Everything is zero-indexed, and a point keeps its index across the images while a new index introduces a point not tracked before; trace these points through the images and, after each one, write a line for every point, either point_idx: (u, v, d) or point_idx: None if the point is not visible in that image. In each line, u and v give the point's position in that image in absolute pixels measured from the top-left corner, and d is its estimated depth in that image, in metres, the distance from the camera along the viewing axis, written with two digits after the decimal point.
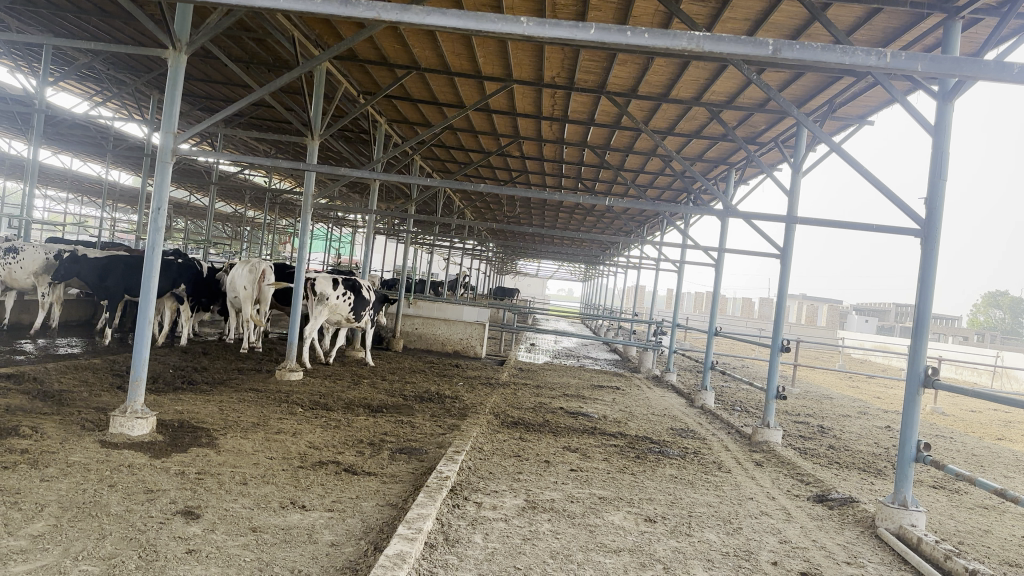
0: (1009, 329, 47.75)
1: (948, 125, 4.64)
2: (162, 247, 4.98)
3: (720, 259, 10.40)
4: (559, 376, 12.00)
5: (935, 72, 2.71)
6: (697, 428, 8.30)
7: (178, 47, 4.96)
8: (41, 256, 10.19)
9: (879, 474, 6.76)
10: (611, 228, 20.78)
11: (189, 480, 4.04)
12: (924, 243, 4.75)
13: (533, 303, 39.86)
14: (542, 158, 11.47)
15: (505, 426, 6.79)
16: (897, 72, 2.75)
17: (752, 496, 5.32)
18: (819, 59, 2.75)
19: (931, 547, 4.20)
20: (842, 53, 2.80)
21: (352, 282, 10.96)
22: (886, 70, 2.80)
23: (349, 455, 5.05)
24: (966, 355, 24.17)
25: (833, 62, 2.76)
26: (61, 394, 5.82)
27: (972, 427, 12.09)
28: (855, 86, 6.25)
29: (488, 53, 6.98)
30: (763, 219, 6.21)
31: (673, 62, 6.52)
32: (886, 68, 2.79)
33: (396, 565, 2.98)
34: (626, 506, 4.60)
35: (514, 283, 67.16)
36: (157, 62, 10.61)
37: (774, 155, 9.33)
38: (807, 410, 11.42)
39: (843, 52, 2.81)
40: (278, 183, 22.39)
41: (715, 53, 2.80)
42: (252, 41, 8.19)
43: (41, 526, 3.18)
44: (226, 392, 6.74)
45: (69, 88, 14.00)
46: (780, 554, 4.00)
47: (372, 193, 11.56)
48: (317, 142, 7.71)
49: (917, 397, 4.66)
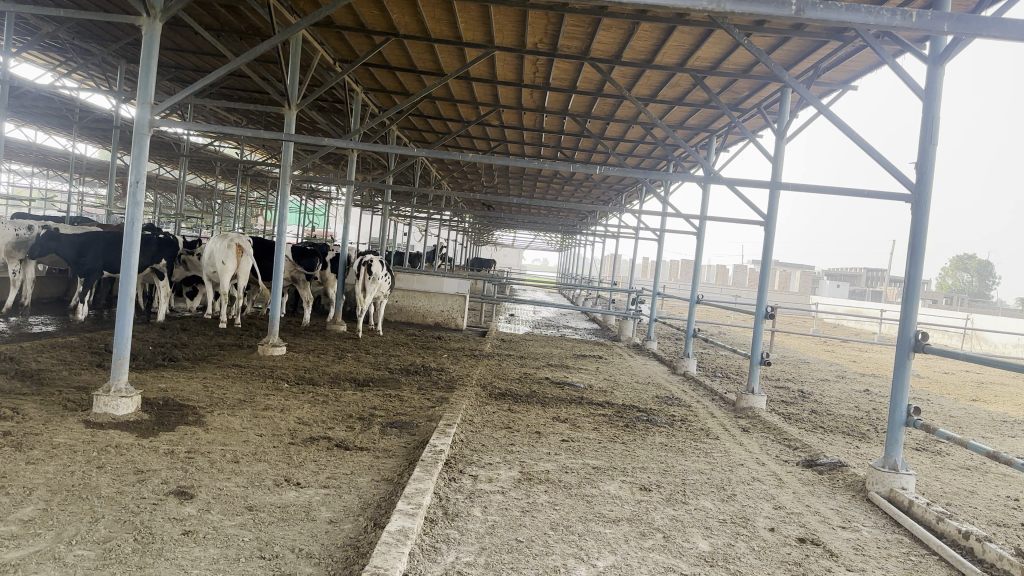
0: (975, 292, 48.66)
1: (938, 88, 4.62)
2: (143, 223, 4.83)
3: (702, 227, 10.39)
4: (541, 346, 12.02)
5: (960, 30, 3.03)
6: (681, 395, 8.37)
7: (151, 14, 4.75)
8: (10, 234, 9.96)
9: (863, 438, 6.85)
10: (589, 196, 20.70)
11: (179, 460, 3.96)
12: (914, 207, 4.75)
13: (510, 274, 39.95)
14: (522, 127, 11.35)
15: (492, 397, 6.77)
16: (925, 31, 3.03)
17: (743, 462, 5.36)
18: (844, 19, 2.98)
19: (922, 510, 4.25)
20: (867, 13, 3.01)
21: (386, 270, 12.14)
22: (913, 29, 3.07)
23: (340, 430, 4.99)
24: (937, 319, 24.55)
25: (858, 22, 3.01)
26: (41, 373, 5.69)
27: (947, 388, 12.32)
28: (842, 50, 6.21)
29: (470, 19, 6.83)
30: (750, 185, 6.17)
31: (658, 27, 6.44)
32: (912, 27, 3.06)
33: (400, 541, 2.95)
34: (621, 474, 4.61)
35: (489, 254, 66.94)
36: (125, 30, 10.31)
37: (758, 121, 9.32)
38: (787, 375, 11.55)
39: (869, 12, 3.01)
40: (250, 154, 21.98)
41: (736, 13, 2.94)
42: (224, 8, 7.94)
43: (31, 510, 3.09)
44: (209, 369, 6.64)
45: (32, 59, 13.58)
46: (776, 521, 4.01)
47: (352, 166, 11.23)
48: (296, 113, 7.53)
49: (906, 361, 4.69)
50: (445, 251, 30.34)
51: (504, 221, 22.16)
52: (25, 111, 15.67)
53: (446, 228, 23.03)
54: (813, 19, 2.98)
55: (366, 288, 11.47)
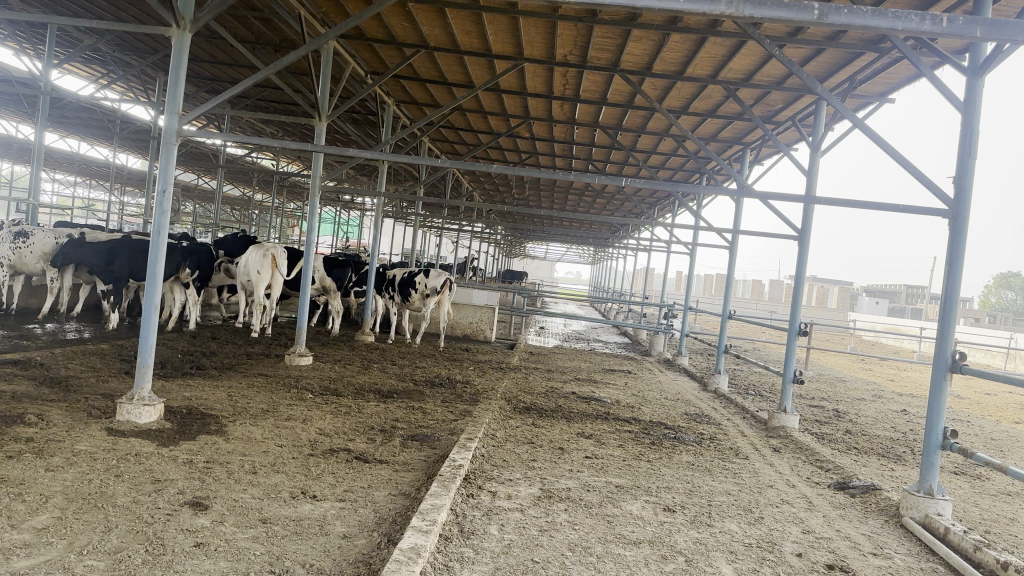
0: (1020, 311, 47.20)
1: (978, 101, 4.47)
2: (168, 232, 4.84)
3: (735, 241, 10.24)
4: (570, 360, 11.89)
5: (994, 36, 2.88)
6: (712, 412, 8.21)
7: (181, 25, 4.79)
8: (50, 241, 10.06)
9: (899, 460, 6.63)
10: (621, 209, 20.54)
11: (197, 469, 3.95)
12: (952, 224, 4.58)
13: (542, 288, 39.70)
14: (553, 139, 11.31)
15: (517, 411, 6.70)
16: (955, 36, 2.90)
17: (772, 483, 5.20)
18: (869, 24, 2.86)
19: (959, 537, 4.09)
20: (893, 18, 2.90)
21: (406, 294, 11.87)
22: (943, 35, 2.94)
23: (360, 442, 4.95)
24: (980, 338, 23.85)
25: (886, 26, 2.87)
26: (69, 380, 5.75)
27: (989, 410, 11.96)
28: (879, 62, 6.07)
29: (499, 31, 6.81)
30: (782, 198, 6.03)
31: (689, 38, 6.36)
32: (942, 33, 2.93)
33: (411, 559, 2.88)
34: (644, 494, 4.49)
35: (522, 266, 67.00)
36: (163, 42, 10.51)
37: (792, 134, 9.16)
38: (822, 394, 11.29)
39: (894, 16, 2.90)
40: (286, 165, 22.20)
41: (755, 18, 2.87)
42: (258, 21, 8.03)
43: (46, 518, 3.09)
44: (236, 378, 6.66)
45: (75, 70, 13.93)
46: (804, 546, 3.88)
47: (382, 179, 10.99)
48: (325, 123, 7.53)
49: (944, 381, 4.54)
50: (477, 265, 30.33)
51: (536, 234, 22.10)
52: (66, 122, 16.07)
53: (478, 240, 23.01)
54: (838, 24, 2.86)
55: (440, 305, 11.97)
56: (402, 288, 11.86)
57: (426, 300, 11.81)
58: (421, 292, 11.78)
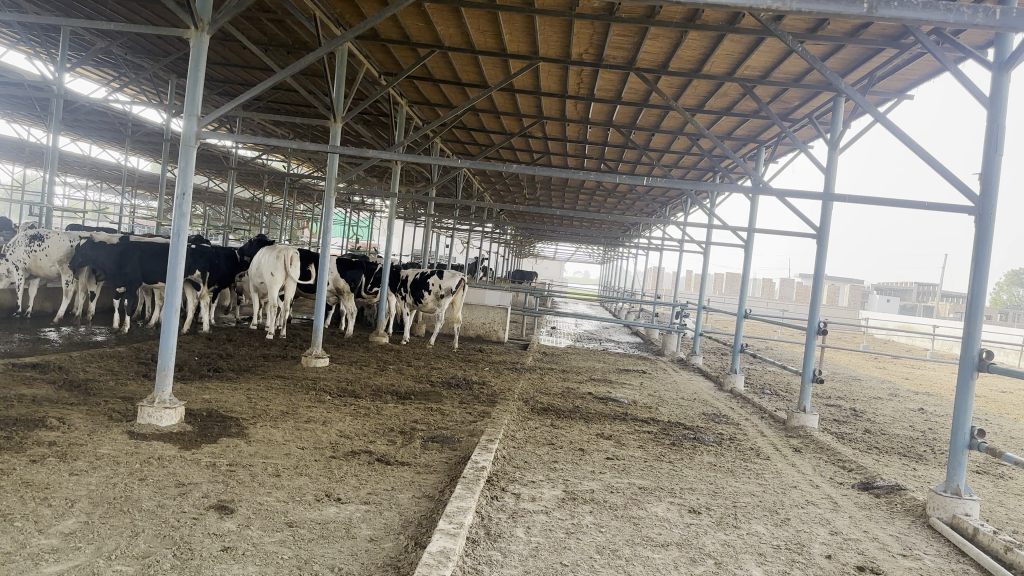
0: None
1: (1004, 96, 4.40)
2: (188, 234, 4.83)
3: (750, 239, 10.18)
4: (585, 360, 11.87)
5: None
6: (729, 412, 8.16)
7: (200, 26, 4.78)
8: (66, 244, 10.15)
9: (921, 459, 6.57)
10: (632, 208, 20.50)
11: (221, 472, 3.94)
12: (978, 221, 4.53)
13: (552, 288, 39.62)
14: (566, 139, 11.28)
15: (535, 412, 6.68)
16: (1008, 29, 2.87)
17: (796, 484, 5.15)
18: (919, 17, 2.82)
19: (989, 538, 4.03)
20: (944, 10, 2.86)
21: (417, 296, 11.84)
22: (995, 27, 2.90)
23: (381, 444, 4.93)
24: (994, 336, 23.71)
25: (936, 19, 2.83)
26: (88, 383, 5.74)
27: (1007, 408, 11.85)
28: (898, 58, 6.02)
29: (514, 30, 6.78)
30: (801, 196, 5.97)
31: (706, 36, 6.31)
32: (995, 26, 2.90)
33: (441, 563, 2.85)
34: (668, 496, 4.45)
35: (530, 266, 67.01)
36: (176, 45, 10.52)
37: (809, 132, 9.13)
38: (839, 393, 11.21)
39: (945, 8, 2.86)
40: (296, 167, 22.22)
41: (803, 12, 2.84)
42: (272, 23, 8.03)
43: (73, 523, 3.08)
44: (254, 380, 6.65)
45: (87, 73, 13.98)
46: (833, 547, 3.84)
47: (394, 180, 10.95)
48: (340, 125, 7.50)
49: (971, 380, 4.50)
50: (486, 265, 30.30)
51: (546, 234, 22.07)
52: (79, 125, 16.11)
53: (488, 240, 22.99)
54: (887, 17, 2.82)
55: (454, 306, 11.97)
56: (415, 290, 11.84)
57: (438, 304, 11.81)
58: (433, 296, 11.74)
